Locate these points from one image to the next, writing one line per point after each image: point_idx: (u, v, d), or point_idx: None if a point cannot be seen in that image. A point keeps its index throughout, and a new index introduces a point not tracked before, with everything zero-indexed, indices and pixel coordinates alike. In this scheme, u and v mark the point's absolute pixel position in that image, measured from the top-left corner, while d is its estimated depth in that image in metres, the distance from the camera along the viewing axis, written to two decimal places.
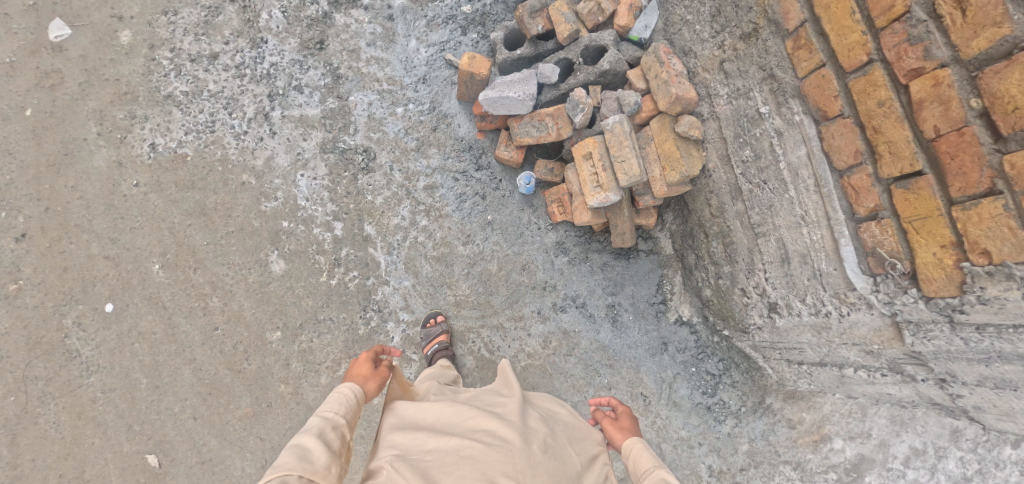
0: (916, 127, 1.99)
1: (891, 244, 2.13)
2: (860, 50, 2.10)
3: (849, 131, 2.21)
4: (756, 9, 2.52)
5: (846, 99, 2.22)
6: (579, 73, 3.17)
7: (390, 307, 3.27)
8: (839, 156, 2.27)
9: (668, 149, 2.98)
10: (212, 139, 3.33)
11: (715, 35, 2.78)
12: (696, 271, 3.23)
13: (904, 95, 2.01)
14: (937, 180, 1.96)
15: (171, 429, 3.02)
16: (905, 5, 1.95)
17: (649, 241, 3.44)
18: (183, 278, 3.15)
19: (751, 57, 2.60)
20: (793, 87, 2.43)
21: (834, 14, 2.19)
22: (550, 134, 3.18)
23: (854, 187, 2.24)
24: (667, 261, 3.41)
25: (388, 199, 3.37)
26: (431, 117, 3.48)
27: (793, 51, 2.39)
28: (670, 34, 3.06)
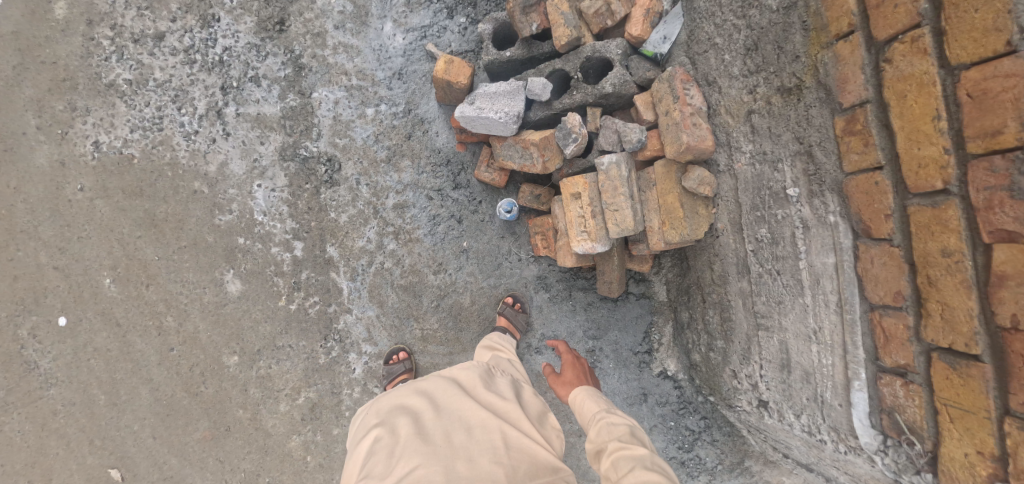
0: (986, 301, 1.49)
1: (916, 416, 1.71)
2: (935, 172, 1.53)
3: (895, 265, 1.66)
4: (805, 61, 1.82)
5: (898, 222, 1.65)
6: (576, 91, 2.54)
7: (353, 338, 3.03)
8: (873, 289, 1.74)
9: (671, 202, 2.45)
10: (160, 139, 2.97)
11: (748, 74, 2.06)
12: (689, 330, 2.84)
13: (982, 255, 1.48)
14: (996, 376, 1.50)
15: (132, 446, 3.00)
16: (1018, 138, 1.38)
17: (643, 284, 3.03)
18: (135, 294, 2.96)
19: (785, 120, 1.94)
20: (832, 179, 1.82)
21: (910, 105, 1.56)
22: (534, 164, 2.65)
23: (884, 332, 1.74)
24: (660, 309, 3.02)
25: (353, 218, 3.00)
26: (405, 123, 2.99)
27: (842, 134, 1.74)
28: (693, 53, 2.33)
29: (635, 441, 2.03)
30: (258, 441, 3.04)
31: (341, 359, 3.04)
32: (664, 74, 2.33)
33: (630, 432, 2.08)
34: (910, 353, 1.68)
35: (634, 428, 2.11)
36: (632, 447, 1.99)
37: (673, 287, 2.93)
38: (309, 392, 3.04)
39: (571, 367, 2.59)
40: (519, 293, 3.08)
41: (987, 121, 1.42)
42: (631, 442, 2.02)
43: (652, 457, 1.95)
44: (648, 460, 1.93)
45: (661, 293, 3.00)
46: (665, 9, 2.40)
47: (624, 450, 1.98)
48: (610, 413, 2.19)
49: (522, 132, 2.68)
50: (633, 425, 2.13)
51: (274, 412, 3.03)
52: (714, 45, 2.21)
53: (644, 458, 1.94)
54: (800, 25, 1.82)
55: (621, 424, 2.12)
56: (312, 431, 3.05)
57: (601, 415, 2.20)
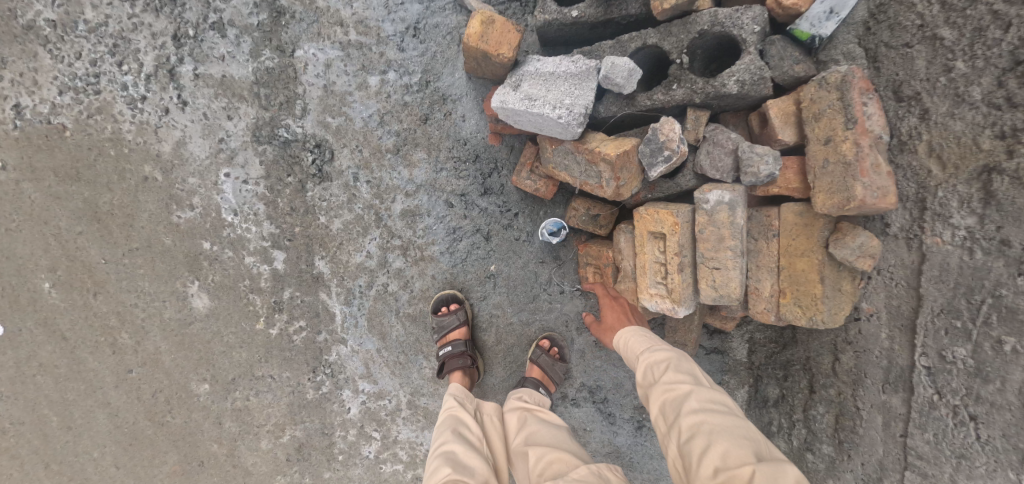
0: None
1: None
2: None
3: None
4: None
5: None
6: (676, 83, 1.66)
7: (347, 373, 2.42)
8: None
9: (803, 269, 1.67)
10: (98, 105, 2.23)
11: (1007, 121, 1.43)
12: (775, 408, 2.14)
13: None
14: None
15: (92, 474, 2.55)
16: None
17: (717, 338, 2.27)
18: (82, 304, 2.37)
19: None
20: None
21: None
22: (602, 188, 1.78)
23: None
24: (734, 368, 2.29)
25: (349, 225, 2.27)
26: (421, 100, 2.18)
27: None
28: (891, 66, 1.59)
29: (681, 379, 1.64)
30: (236, 479, 2.55)
31: (332, 396, 2.45)
32: (828, 75, 1.49)
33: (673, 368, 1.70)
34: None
35: (676, 359, 1.73)
36: (678, 388, 1.62)
37: (761, 350, 2.19)
38: (294, 431, 2.49)
39: (612, 308, 2.14)
40: (557, 334, 2.37)
41: None
42: (676, 383, 1.64)
43: (704, 393, 1.58)
44: (699, 398, 1.56)
45: (740, 352, 2.26)
46: None
47: (671, 399, 1.61)
48: (649, 352, 1.81)
49: (587, 135, 1.82)
50: (675, 354, 1.76)
51: (254, 450, 2.51)
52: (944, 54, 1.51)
53: (694, 398, 1.57)
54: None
55: (661, 360, 1.75)
56: (299, 473, 2.54)
57: (642, 358, 1.82)
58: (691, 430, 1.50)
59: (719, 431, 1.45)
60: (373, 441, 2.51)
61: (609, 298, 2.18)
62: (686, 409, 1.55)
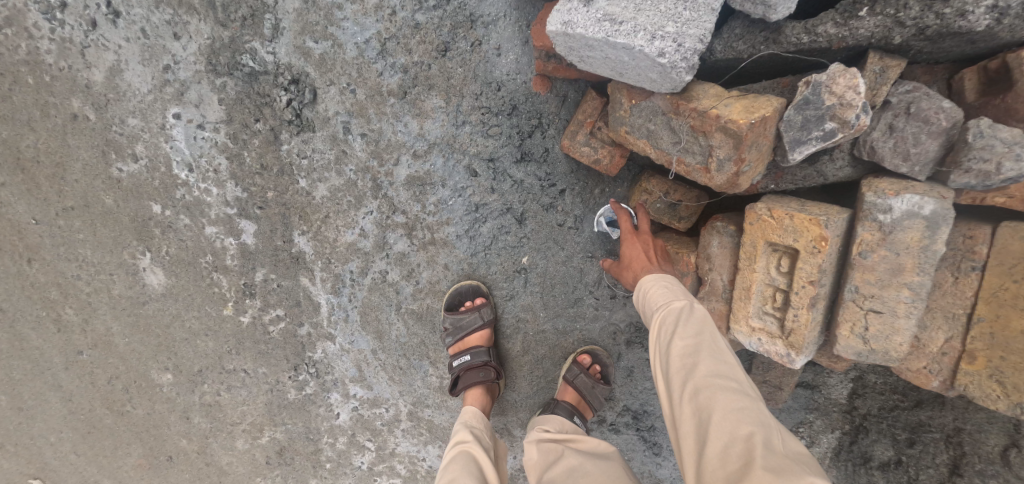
0: None
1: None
2: None
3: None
4: None
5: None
6: (862, 9, 1.01)
7: (335, 375, 1.93)
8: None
9: (1020, 331, 1.12)
10: (6, 14, 1.64)
11: None
12: (882, 471, 1.64)
13: None
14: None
15: (50, 458, 2.21)
16: None
17: (810, 371, 1.68)
18: (15, 272, 1.91)
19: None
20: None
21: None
22: (708, 173, 1.15)
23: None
24: (823, 408, 1.73)
25: (336, 193, 1.70)
26: (438, 21, 1.53)
27: None
28: None
29: (681, 348, 1.19)
30: (209, 478, 2.17)
31: (318, 398, 1.98)
32: None
33: (676, 329, 1.23)
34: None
35: (681, 314, 1.25)
36: (677, 364, 1.18)
37: (871, 397, 1.63)
38: (274, 433, 2.06)
39: (634, 249, 1.44)
40: (599, 349, 1.80)
41: None
42: (676, 356, 1.20)
43: (711, 369, 1.13)
44: (701, 380, 1.12)
45: (839, 392, 1.68)
46: None
47: (670, 381, 1.18)
48: (654, 308, 1.32)
49: (692, 87, 1.16)
50: (681, 305, 1.27)
51: (229, 449, 2.10)
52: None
53: (694, 380, 1.13)
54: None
55: (661, 318, 1.28)
56: (281, 478, 2.14)
57: (647, 310, 1.35)
58: (692, 429, 1.10)
59: (720, 432, 1.05)
60: (366, 452, 2.06)
61: (631, 232, 1.46)
62: (684, 397, 1.13)
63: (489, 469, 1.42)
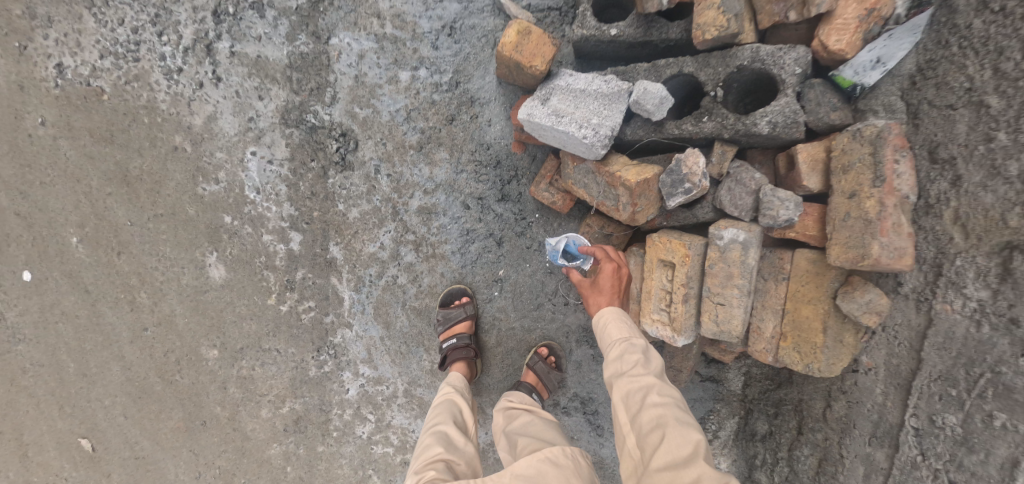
0: None
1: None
2: None
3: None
4: None
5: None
6: (707, 116, 1.68)
7: (349, 356, 2.48)
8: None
9: (807, 316, 1.67)
10: (136, 73, 2.29)
11: None
12: (761, 442, 2.13)
13: None
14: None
15: (101, 420, 2.68)
16: None
17: (714, 367, 2.23)
18: (106, 262, 2.47)
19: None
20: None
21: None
22: (617, 211, 1.81)
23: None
24: (726, 398, 2.25)
25: (366, 215, 2.32)
26: (448, 100, 2.20)
27: None
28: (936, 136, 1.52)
29: (642, 373, 1.63)
30: (235, 441, 2.67)
31: (333, 376, 2.52)
32: (863, 127, 1.47)
33: (635, 357, 1.68)
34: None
35: (639, 346, 1.70)
36: (639, 383, 1.61)
37: (754, 384, 2.16)
38: (294, 403, 2.58)
39: (610, 278, 1.87)
40: (555, 344, 2.40)
41: None
42: (637, 377, 1.63)
43: (665, 392, 1.58)
44: (658, 396, 1.56)
45: (735, 383, 2.21)
46: (895, 14, 1.48)
47: (631, 395, 1.60)
48: (615, 340, 1.75)
49: (610, 156, 1.85)
50: (637, 340, 1.73)
51: (255, 417, 2.62)
52: (988, 111, 1.43)
53: (654, 395, 1.57)
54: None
55: (621, 346, 1.72)
56: (294, 444, 2.65)
57: (607, 341, 1.78)
58: (649, 429, 1.51)
59: (674, 431, 1.47)
60: (367, 423, 2.58)
61: (612, 264, 1.88)
62: (646, 406, 1.55)
63: (465, 414, 1.96)
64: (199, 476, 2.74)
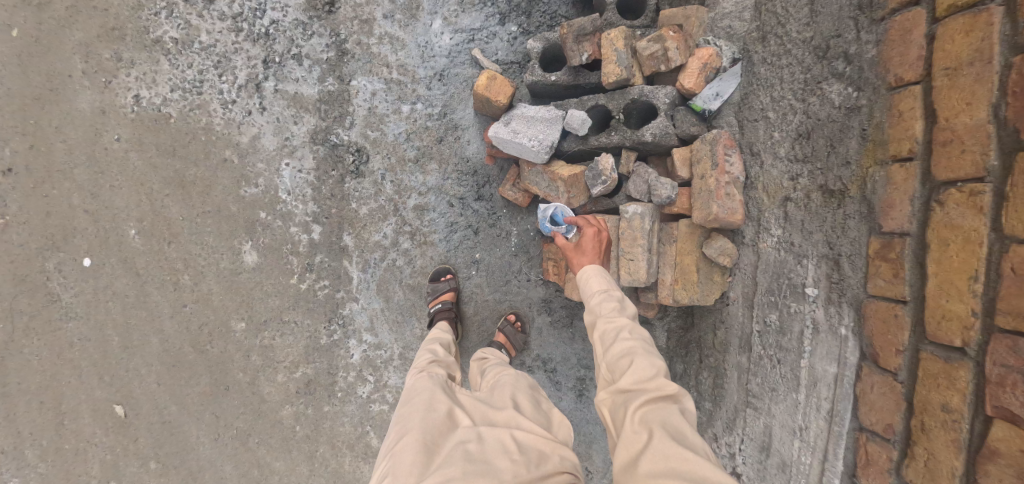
0: (971, 467, 1.52)
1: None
2: (957, 331, 1.55)
3: (995, 353, 1.47)
4: (856, 169, 1.86)
5: (984, 300, 1.51)
6: (615, 132, 2.58)
7: (355, 326, 3.12)
8: (935, 390, 1.60)
9: (689, 264, 2.46)
10: (198, 103, 3.00)
11: (794, 160, 2.08)
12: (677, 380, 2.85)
13: (979, 425, 1.51)
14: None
15: (136, 387, 3.18)
16: None
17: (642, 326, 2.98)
18: (158, 250, 3.08)
19: (820, 219, 1.99)
20: (854, 294, 1.87)
21: (1016, 169, 1.45)
22: (558, 198, 2.69)
23: (930, 453, 1.60)
24: None
25: (373, 212, 3.04)
26: (438, 126, 2.99)
27: (875, 256, 1.78)
28: (747, 124, 2.32)
29: (617, 316, 2.15)
30: (253, 404, 3.20)
31: (341, 343, 3.14)
32: (706, 135, 2.36)
33: (611, 305, 2.20)
34: (968, 473, 1.51)
35: (614, 298, 2.23)
36: (615, 325, 2.12)
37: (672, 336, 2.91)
38: (306, 368, 3.17)
39: (592, 241, 2.46)
40: (522, 312, 3.10)
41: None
42: (614, 319, 2.14)
43: (635, 331, 2.10)
44: (629, 332, 2.08)
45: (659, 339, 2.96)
46: (723, 66, 2.36)
47: (608, 332, 2.12)
48: (596, 289, 2.29)
49: (553, 162, 2.72)
50: (616, 293, 2.26)
51: (272, 381, 3.18)
52: (765, 117, 2.22)
53: (626, 332, 2.08)
54: (859, 130, 1.85)
55: (601, 296, 2.26)
56: (304, 404, 3.20)
57: (588, 293, 2.31)
58: (620, 355, 2.01)
59: (640, 355, 1.97)
60: (367, 384, 3.18)
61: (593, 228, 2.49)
62: (620, 338, 2.06)
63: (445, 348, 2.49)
64: (218, 436, 3.24)
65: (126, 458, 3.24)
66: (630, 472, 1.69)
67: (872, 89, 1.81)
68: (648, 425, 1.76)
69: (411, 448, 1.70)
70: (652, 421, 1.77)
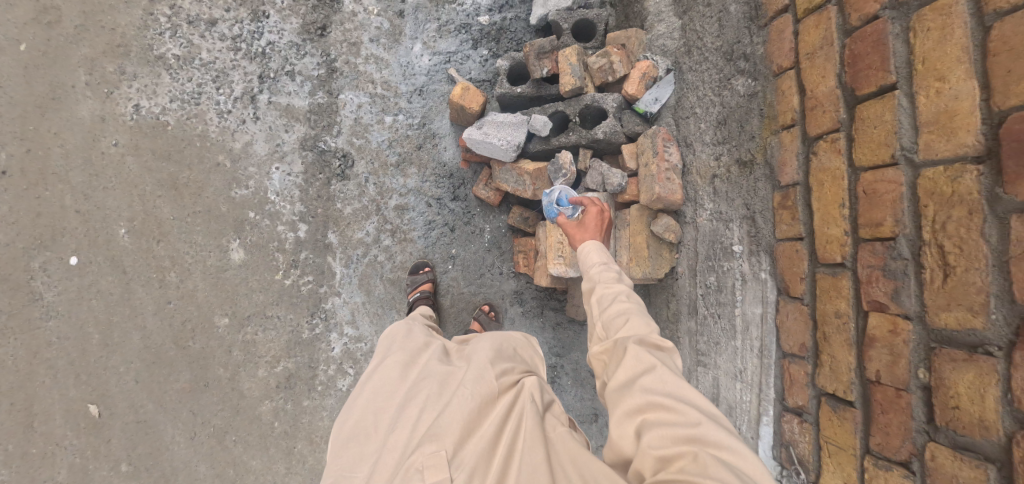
0: (861, 359, 1.91)
1: (945, 455, 1.66)
2: (836, 248, 1.97)
3: (862, 259, 1.89)
4: (758, 142, 2.34)
5: (851, 221, 1.94)
6: (572, 133, 2.99)
7: (337, 320, 3.31)
8: (827, 301, 2.01)
9: (640, 243, 2.81)
10: (195, 112, 3.25)
11: (716, 143, 2.58)
12: None
13: (861, 321, 1.91)
14: (1005, 375, 1.55)
15: (113, 386, 3.21)
16: (892, 229, 1.80)
17: None
18: (147, 248, 3.23)
19: (737, 187, 2.46)
20: (768, 242, 2.31)
21: (857, 118, 1.92)
22: (526, 190, 3.06)
23: (832, 355, 2.00)
24: None
25: (357, 211, 3.31)
26: (418, 134, 3.34)
27: (778, 207, 2.23)
28: (679, 119, 2.82)
29: (609, 280, 2.29)
30: (232, 400, 3.28)
31: (322, 337, 3.31)
32: (648, 132, 2.83)
33: (609, 274, 2.34)
34: (859, 363, 1.91)
35: (608, 269, 2.37)
36: (610, 289, 2.25)
37: None
38: (287, 363, 3.30)
39: (593, 219, 2.67)
40: (495, 303, 3.37)
41: (875, 214, 1.84)
42: (609, 283, 2.28)
43: (629, 294, 2.21)
44: (624, 294, 2.20)
45: None
46: (659, 75, 2.87)
47: (603, 293, 2.25)
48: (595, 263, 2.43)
49: (520, 161, 3.10)
50: (614, 269, 2.37)
51: (252, 376, 3.29)
52: (695, 114, 2.71)
53: (620, 294, 2.20)
54: (758, 111, 2.34)
55: (597, 267, 2.39)
56: (283, 399, 3.30)
57: (586, 267, 2.47)
58: (612, 313, 2.13)
59: (636, 313, 2.08)
60: (347, 376, 3.34)
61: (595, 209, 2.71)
62: (615, 298, 2.19)
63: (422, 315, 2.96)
64: (194, 435, 3.27)
65: (96, 462, 3.19)
66: (626, 389, 1.87)
67: (764, 78, 2.32)
68: (649, 357, 1.89)
69: (393, 366, 2.49)
70: (654, 355, 1.91)
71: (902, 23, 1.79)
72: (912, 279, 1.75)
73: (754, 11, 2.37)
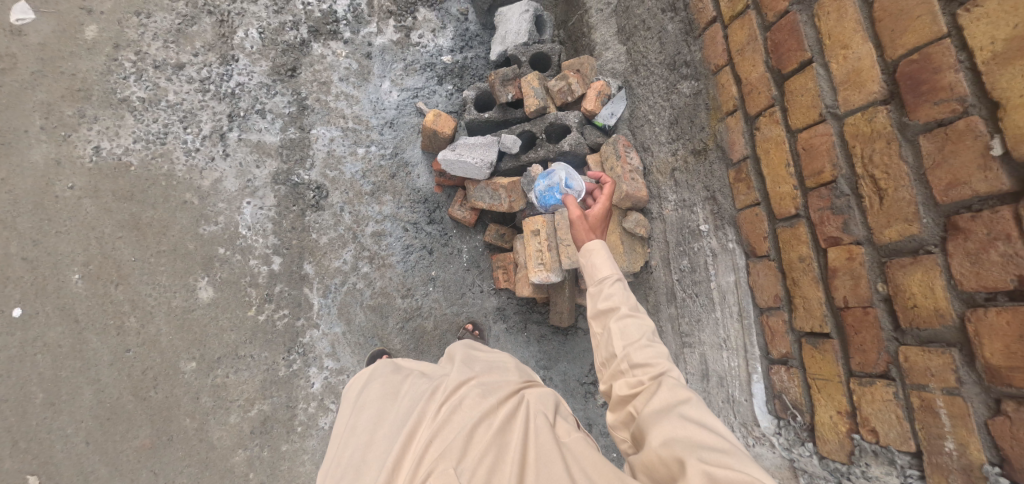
0: (829, 292, 2.19)
1: (916, 352, 1.93)
2: (789, 202, 2.30)
3: (813, 204, 2.22)
4: (708, 131, 2.69)
5: (797, 176, 2.28)
6: (540, 148, 3.23)
7: (316, 353, 3.19)
8: (791, 249, 2.31)
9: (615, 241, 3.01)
10: (161, 152, 3.21)
11: (671, 140, 2.91)
12: None
13: (822, 258, 2.21)
14: (944, 266, 1.87)
15: (58, 450, 2.86)
16: (832, 174, 2.15)
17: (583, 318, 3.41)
18: (102, 293, 3.01)
19: (695, 174, 2.77)
20: (729, 215, 2.60)
21: (787, 92, 2.31)
22: (502, 204, 3.19)
23: (803, 296, 2.27)
24: None
25: (333, 240, 3.31)
26: (392, 164, 3.47)
27: (734, 181, 2.55)
28: (634, 126, 3.17)
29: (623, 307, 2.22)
30: (200, 453, 2.99)
31: (301, 372, 3.16)
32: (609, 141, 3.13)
33: (622, 287, 2.28)
34: (827, 295, 2.18)
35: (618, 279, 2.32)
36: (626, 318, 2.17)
37: None
38: (262, 405, 3.09)
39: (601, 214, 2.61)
40: (478, 322, 3.40)
41: (817, 165, 2.19)
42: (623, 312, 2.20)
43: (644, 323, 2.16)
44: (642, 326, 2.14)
45: None
46: (613, 91, 3.21)
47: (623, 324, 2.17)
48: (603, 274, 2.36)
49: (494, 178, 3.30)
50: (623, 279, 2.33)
51: (223, 423, 3.04)
52: (648, 121, 3.06)
53: (639, 324, 2.14)
54: (704, 106, 2.70)
55: (609, 280, 2.33)
56: (258, 446, 3.06)
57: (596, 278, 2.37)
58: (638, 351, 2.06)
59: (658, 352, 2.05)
60: (329, 413, 3.16)
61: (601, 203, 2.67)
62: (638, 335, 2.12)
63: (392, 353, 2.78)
64: None
65: None
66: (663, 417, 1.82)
67: (705, 78, 2.70)
68: (683, 392, 1.88)
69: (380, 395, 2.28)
70: (688, 389, 1.90)
71: (807, 13, 2.23)
72: (856, 210, 2.09)
73: (688, 27, 2.77)
